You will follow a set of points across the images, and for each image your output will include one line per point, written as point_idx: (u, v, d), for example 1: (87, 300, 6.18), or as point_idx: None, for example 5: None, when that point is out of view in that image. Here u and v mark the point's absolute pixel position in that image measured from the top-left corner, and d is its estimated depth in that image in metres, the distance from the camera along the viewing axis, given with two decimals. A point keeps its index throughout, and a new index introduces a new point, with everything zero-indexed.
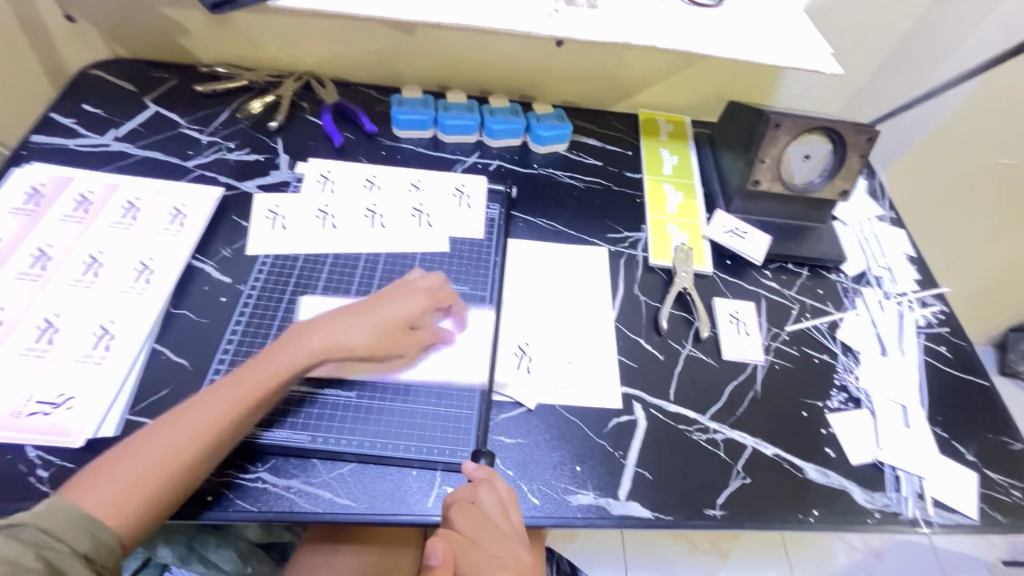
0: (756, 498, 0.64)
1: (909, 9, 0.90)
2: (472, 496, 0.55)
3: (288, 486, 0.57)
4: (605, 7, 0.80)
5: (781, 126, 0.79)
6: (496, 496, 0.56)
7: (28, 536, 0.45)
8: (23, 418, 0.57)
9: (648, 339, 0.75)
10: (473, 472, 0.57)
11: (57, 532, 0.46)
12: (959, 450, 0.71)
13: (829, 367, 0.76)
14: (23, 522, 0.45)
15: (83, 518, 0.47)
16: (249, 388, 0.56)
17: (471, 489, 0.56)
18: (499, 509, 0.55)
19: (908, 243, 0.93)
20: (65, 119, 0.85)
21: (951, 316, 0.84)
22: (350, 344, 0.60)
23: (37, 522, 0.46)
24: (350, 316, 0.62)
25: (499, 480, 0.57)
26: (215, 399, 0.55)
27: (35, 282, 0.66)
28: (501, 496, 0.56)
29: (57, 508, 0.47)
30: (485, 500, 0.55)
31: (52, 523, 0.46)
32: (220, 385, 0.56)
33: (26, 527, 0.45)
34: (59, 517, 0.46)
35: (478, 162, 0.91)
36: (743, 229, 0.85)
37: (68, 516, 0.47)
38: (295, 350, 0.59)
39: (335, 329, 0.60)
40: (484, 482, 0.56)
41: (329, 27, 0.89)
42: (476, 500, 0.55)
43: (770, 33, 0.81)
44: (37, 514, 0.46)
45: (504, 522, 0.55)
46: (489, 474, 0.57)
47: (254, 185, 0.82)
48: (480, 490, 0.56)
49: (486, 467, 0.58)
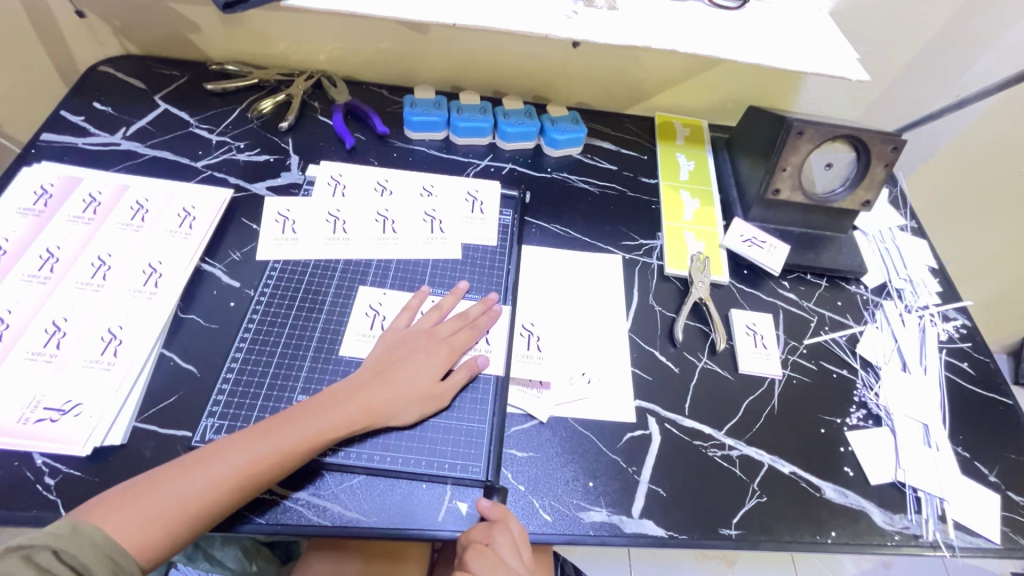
0: (773, 517, 0.62)
1: (939, 13, 0.87)
2: (487, 539, 0.54)
3: (296, 499, 0.57)
4: (625, 9, 0.78)
5: (804, 134, 0.76)
6: (511, 539, 0.54)
7: (41, 563, 0.44)
8: (30, 425, 0.56)
9: (663, 350, 0.73)
10: (488, 510, 0.56)
11: (72, 561, 0.45)
12: (982, 471, 0.69)
13: (848, 382, 0.74)
14: (40, 546, 0.45)
15: (104, 549, 0.47)
16: (283, 433, 0.55)
17: (485, 529, 0.54)
18: (513, 552, 0.54)
19: (930, 255, 0.90)
20: (74, 117, 0.84)
21: (974, 331, 0.82)
22: (383, 398, 0.60)
23: (55, 549, 0.45)
24: (383, 371, 0.61)
25: (513, 518, 0.56)
26: (249, 443, 0.54)
27: (43, 285, 0.65)
28: (516, 537, 0.55)
29: (78, 534, 0.46)
30: (500, 543, 0.53)
31: (68, 552, 0.45)
32: (257, 429, 0.56)
33: (41, 552, 0.44)
34: (77, 545, 0.46)
35: (491, 165, 0.89)
36: (761, 238, 0.83)
37: (87, 547, 0.46)
38: (331, 403, 0.58)
39: (369, 383, 0.60)
40: (498, 523, 0.55)
41: (342, 25, 0.88)
42: (490, 542, 0.53)
43: (795, 37, 0.78)
44: (56, 539, 0.45)
45: (517, 563, 0.54)
46: (503, 514, 0.56)
47: (264, 187, 0.81)
48: (496, 533, 0.54)
49: (500, 506, 0.56)
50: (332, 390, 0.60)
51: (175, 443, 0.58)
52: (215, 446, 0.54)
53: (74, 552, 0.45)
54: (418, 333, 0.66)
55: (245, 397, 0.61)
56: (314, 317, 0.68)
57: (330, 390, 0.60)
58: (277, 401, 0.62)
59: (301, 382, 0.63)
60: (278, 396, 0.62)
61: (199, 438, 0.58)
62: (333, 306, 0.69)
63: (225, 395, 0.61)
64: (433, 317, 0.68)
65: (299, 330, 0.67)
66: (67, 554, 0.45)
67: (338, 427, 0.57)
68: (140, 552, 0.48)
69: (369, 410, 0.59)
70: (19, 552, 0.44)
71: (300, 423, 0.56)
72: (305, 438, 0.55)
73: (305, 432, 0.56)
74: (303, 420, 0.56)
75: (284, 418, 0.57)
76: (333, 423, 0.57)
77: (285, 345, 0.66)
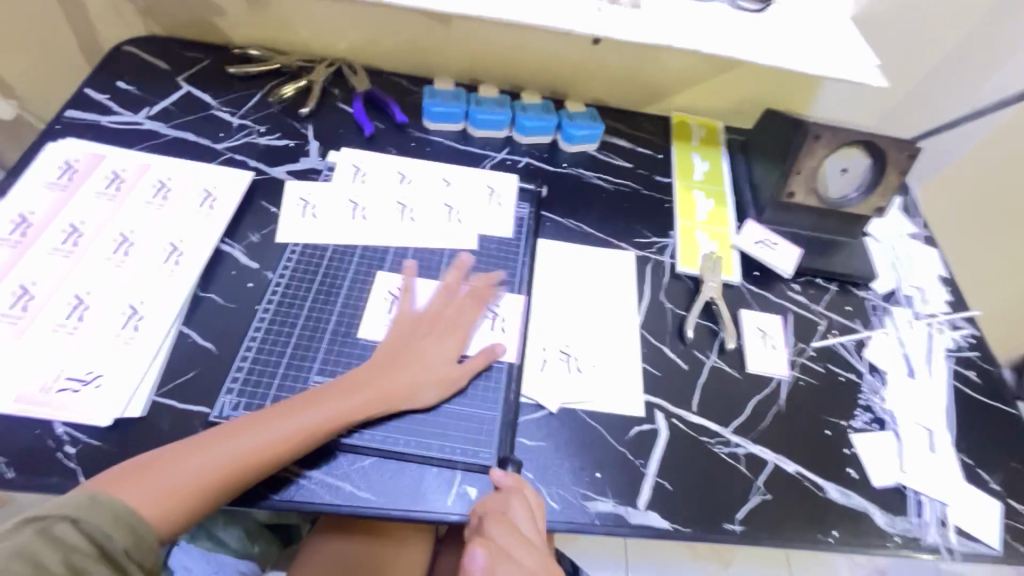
0: (776, 515, 0.63)
1: (959, 22, 0.87)
2: (504, 506, 0.56)
3: (309, 477, 0.58)
4: (648, 7, 0.78)
5: (821, 138, 0.77)
6: (527, 507, 0.56)
7: (61, 533, 0.44)
8: (52, 394, 0.57)
9: (672, 346, 0.74)
10: (501, 480, 0.57)
11: (91, 530, 0.45)
12: (983, 478, 0.70)
13: (855, 386, 0.75)
14: (58, 517, 0.45)
15: (126, 519, 0.47)
16: (304, 418, 0.56)
17: (502, 498, 0.56)
18: (529, 519, 0.56)
19: (940, 264, 0.91)
20: (98, 95, 0.85)
21: (981, 340, 0.83)
22: (402, 384, 0.61)
23: (73, 519, 0.45)
24: (403, 359, 0.62)
25: (528, 488, 0.58)
26: (267, 424, 0.55)
27: (67, 258, 0.66)
28: (532, 508, 0.57)
29: (98, 504, 0.47)
30: (516, 509, 0.55)
31: (87, 521, 0.45)
32: (276, 410, 0.57)
33: (59, 523, 0.44)
34: (96, 514, 0.46)
35: (507, 158, 0.90)
36: (773, 240, 0.84)
37: (105, 516, 0.46)
38: (352, 389, 0.59)
39: (389, 372, 0.61)
40: (514, 491, 0.57)
41: (365, 13, 0.88)
42: (507, 511, 0.55)
43: (816, 42, 0.79)
44: (74, 510, 0.45)
45: (534, 531, 0.56)
46: (518, 483, 0.58)
47: (284, 171, 0.81)
48: (512, 501, 0.56)
49: (514, 475, 0.58)
50: (351, 375, 0.61)
51: (192, 418, 0.60)
52: (234, 424, 0.55)
53: (92, 521, 0.45)
54: (436, 318, 0.67)
55: (263, 376, 0.62)
56: (332, 301, 0.69)
57: (349, 374, 0.61)
58: (294, 380, 0.63)
59: (317, 363, 0.64)
60: (295, 375, 0.63)
61: (217, 414, 0.59)
62: (350, 290, 0.70)
63: (242, 373, 0.62)
64: (451, 303, 0.69)
65: (316, 313, 0.68)
66: (86, 523, 0.45)
67: (357, 409, 0.58)
68: (159, 523, 0.50)
69: (387, 393, 0.60)
70: (36, 525, 0.44)
71: (321, 404, 0.57)
72: (326, 419, 0.57)
73: (325, 414, 0.57)
74: (324, 401, 0.58)
75: (305, 399, 0.58)
76: (352, 406, 0.58)
77: (303, 326, 0.67)
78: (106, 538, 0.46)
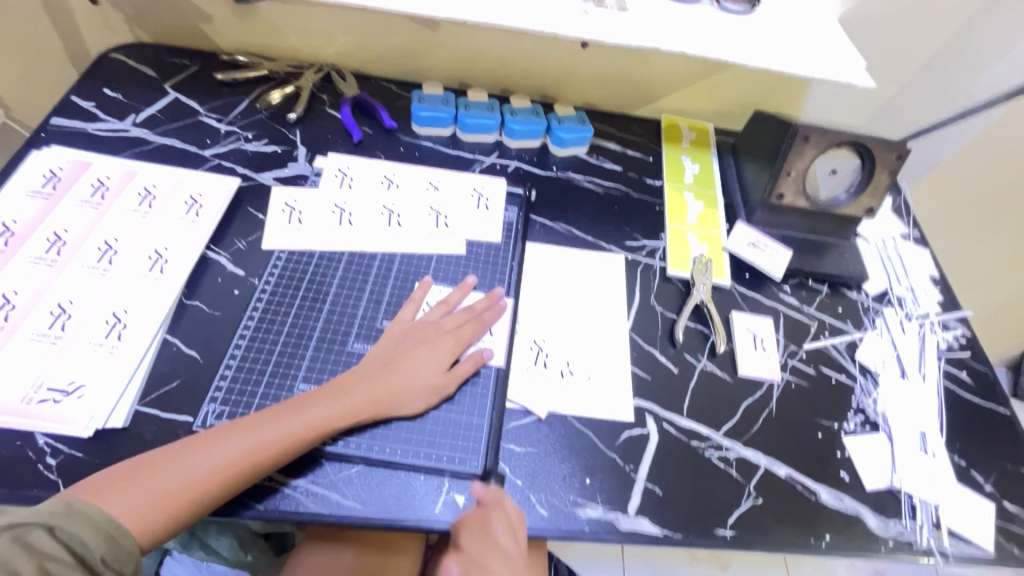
0: (769, 521, 0.63)
1: (947, 22, 0.87)
2: (482, 521, 0.55)
3: (294, 486, 0.57)
4: (635, 10, 0.78)
5: (809, 139, 0.76)
6: (505, 521, 0.55)
7: (36, 541, 0.44)
8: (33, 405, 0.57)
9: (663, 350, 0.74)
10: (482, 494, 0.56)
11: (67, 539, 0.45)
12: (977, 480, 0.70)
13: (847, 389, 0.74)
14: (33, 525, 0.44)
15: (103, 527, 0.47)
16: (289, 425, 0.55)
17: (481, 512, 0.56)
18: (507, 533, 0.55)
19: (932, 264, 0.91)
20: (84, 103, 0.84)
21: (973, 340, 0.83)
22: (390, 391, 0.60)
23: (49, 527, 0.45)
24: (391, 366, 0.62)
25: (507, 501, 0.57)
26: (250, 432, 0.54)
27: (50, 267, 0.66)
28: (513, 524, 0.56)
29: (74, 512, 0.46)
30: (494, 525, 0.55)
31: (64, 529, 0.45)
32: (260, 418, 0.56)
33: (35, 530, 0.44)
34: (73, 522, 0.46)
35: (497, 162, 0.89)
36: (764, 242, 0.84)
37: (83, 524, 0.46)
38: (338, 396, 0.58)
39: (377, 380, 0.60)
40: (493, 507, 0.56)
41: (353, 19, 0.88)
42: (485, 525, 0.55)
43: (804, 43, 0.79)
44: (50, 518, 0.45)
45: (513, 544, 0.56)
46: (497, 498, 0.57)
47: (271, 177, 0.81)
48: (490, 516, 0.55)
49: (495, 490, 0.57)
50: (338, 382, 0.60)
51: (176, 428, 0.59)
52: (217, 432, 0.54)
53: (69, 529, 0.45)
54: (424, 325, 0.66)
55: (247, 383, 0.62)
56: (318, 308, 0.68)
57: (335, 380, 0.60)
58: (279, 388, 0.62)
59: (303, 370, 0.64)
60: (280, 383, 0.62)
61: (200, 423, 0.59)
62: (336, 297, 0.70)
63: (226, 381, 0.62)
64: (441, 310, 0.68)
65: (302, 320, 0.67)
66: (63, 530, 0.45)
67: (344, 416, 0.58)
68: (140, 533, 0.49)
69: (375, 398, 0.59)
70: (10, 533, 0.44)
71: (307, 410, 0.57)
72: (312, 425, 0.56)
73: (312, 419, 0.56)
74: (309, 407, 0.57)
75: (290, 405, 0.57)
76: (339, 411, 0.57)
77: (288, 334, 0.66)
78: (82, 546, 0.45)
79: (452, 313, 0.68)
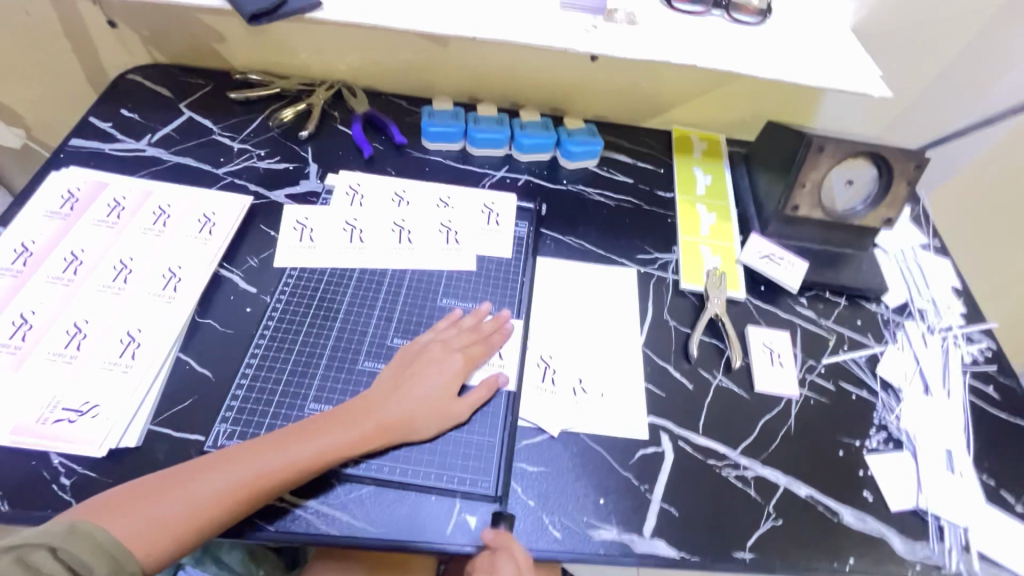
0: (790, 543, 0.61)
1: (963, 29, 0.86)
2: (490, 568, 0.53)
3: (305, 508, 0.57)
4: (644, 23, 0.78)
5: (824, 150, 0.75)
6: (515, 567, 0.53)
7: (37, 561, 0.44)
8: (48, 425, 0.57)
9: (677, 366, 0.72)
10: (491, 539, 0.55)
11: (70, 559, 0.45)
12: (1008, 500, 0.67)
13: (868, 405, 0.72)
14: (36, 546, 0.44)
15: (106, 548, 0.47)
16: (298, 452, 0.55)
17: (489, 559, 0.54)
18: None
19: (954, 275, 0.88)
20: (102, 123, 0.86)
21: (999, 354, 0.80)
22: (400, 416, 0.60)
23: (52, 548, 0.45)
24: (400, 390, 0.61)
25: (518, 547, 0.54)
26: (259, 457, 0.54)
27: (66, 287, 0.67)
28: (524, 569, 0.53)
29: (78, 533, 0.46)
30: (502, 571, 0.52)
31: (67, 550, 0.45)
32: (268, 442, 0.55)
33: (37, 551, 0.44)
34: (77, 543, 0.46)
35: (507, 177, 0.89)
36: (779, 255, 0.82)
37: (85, 545, 0.46)
38: (349, 423, 0.58)
39: (387, 405, 0.60)
40: (502, 551, 0.54)
41: (364, 37, 0.89)
42: (493, 574, 0.52)
43: (817, 54, 0.78)
44: (54, 538, 0.45)
45: None
46: (507, 542, 0.55)
47: (283, 194, 0.82)
48: (498, 560, 0.53)
49: (504, 534, 0.55)
50: (347, 407, 0.59)
51: (188, 447, 0.59)
52: (225, 454, 0.54)
53: (71, 550, 0.45)
54: (432, 345, 0.66)
55: (259, 401, 0.62)
56: (328, 326, 0.68)
57: (344, 406, 0.60)
58: (289, 408, 0.62)
59: (313, 390, 0.63)
60: (290, 403, 0.62)
61: (211, 442, 0.59)
62: (347, 314, 0.70)
63: (238, 401, 0.62)
64: (449, 331, 0.68)
65: (313, 338, 0.67)
66: (65, 551, 0.45)
67: (354, 442, 0.57)
68: (146, 557, 0.48)
69: (387, 421, 0.59)
70: (14, 553, 0.44)
71: (319, 433, 0.57)
72: (321, 452, 0.55)
73: (323, 444, 0.56)
74: (318, 433, 0.57)
75: (299, 430, 0.57)
76: (350, 437, 0.57)
77: (299, 352, 0.66)
78: (82, 568, 0.45)
79: (459, 333, 0.67)
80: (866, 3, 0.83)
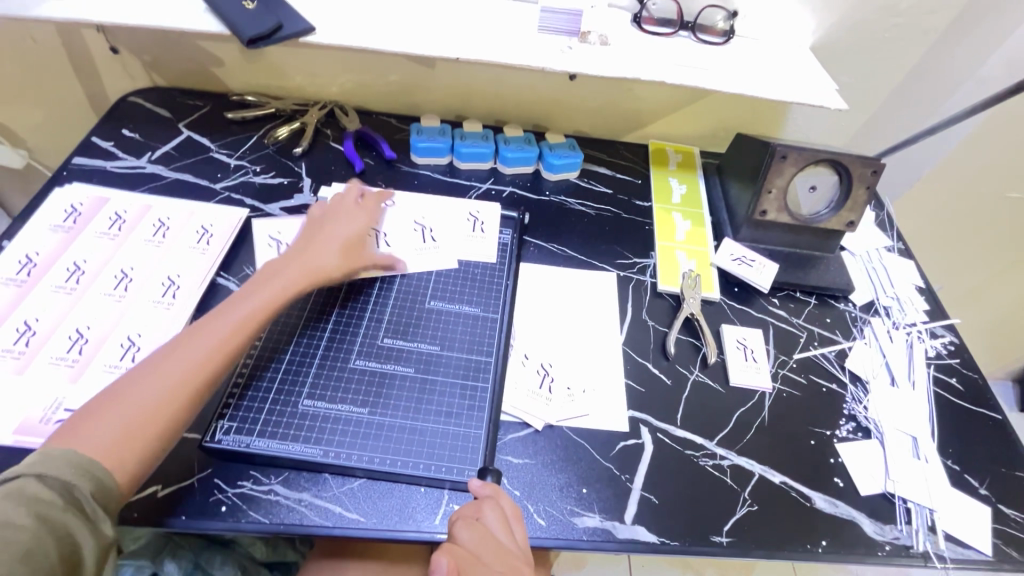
0: (765, 527, 0.64)
1: (913, 47, 0.92)
2: (476, 514, 0.56)
3: (299, 499, 0.59)
4: (617, 44, 0.83)
5: (788, 158, 0.81)
6: (500, 513, 0.57)
7: (28, 489, 0.45)
8: (51, 425, 0.59)
9: (655, 362, 0.76)
10: (478, 489, 0.58)
11: (57, 483, 0.47)
12: (971, 484, 0.70)
13: (838, 397, 0.76)
14: (21, 477, 0.46)
15: (83, 467, 0.48)
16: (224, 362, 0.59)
17: (475, 506, 0.57)
18: (502, 526, 0.56)
19: (917, 275, 0.93)
20: (104, 143, 0.90)
21: (961, 348, 0.84)
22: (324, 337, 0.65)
23: (37, 475, 0.46)
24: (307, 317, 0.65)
25: (504, 497, 0.58)
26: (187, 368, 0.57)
27: (68, 296, 0.69)
28: (508, 516, 0.57)
29: (52, 458, 0.48)
30: (488, 517, 0.56)
31: (51, 476, 0.47)
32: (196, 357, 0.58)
33: (23, 481, 0.46)
34: (55, 467, 0.48)
35: (492, 189, 0.94)
36: (750, 257, 0.87)
37: (63, 467, 0.48)
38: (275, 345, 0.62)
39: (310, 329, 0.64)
40: (489, 499, 0.57)
41: (355, 60, 0.94)
42: (479, 518, 0.56)
43: (778, 71, 0.84)
44: (36, 468, 0.47)
45: (508, 537, 0.55)
46: (495, 492, 0.58)
47: (278, 208, 0.85)
48: (485, 508, 0.57)
49: (492, 484, 0.59)
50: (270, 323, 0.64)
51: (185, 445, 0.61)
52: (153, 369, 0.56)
53: (54, 474, 0.47)
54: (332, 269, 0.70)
55: (255, 398, 0.64)
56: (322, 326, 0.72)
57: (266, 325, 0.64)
58: (284, 404, 0.64)
59: (307, 387, 0.66)
60: (285, 399, 0.65)
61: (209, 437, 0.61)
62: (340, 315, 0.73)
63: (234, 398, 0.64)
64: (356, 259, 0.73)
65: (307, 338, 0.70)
66: (50, 477, 0.47)
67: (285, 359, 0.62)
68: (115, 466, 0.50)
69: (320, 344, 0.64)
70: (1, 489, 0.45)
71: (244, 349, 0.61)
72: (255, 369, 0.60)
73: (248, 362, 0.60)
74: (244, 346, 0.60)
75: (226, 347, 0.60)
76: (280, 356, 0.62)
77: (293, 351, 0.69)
78: (69, 484, 0.47)
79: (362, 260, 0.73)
80: (823, 24, 0.89)
